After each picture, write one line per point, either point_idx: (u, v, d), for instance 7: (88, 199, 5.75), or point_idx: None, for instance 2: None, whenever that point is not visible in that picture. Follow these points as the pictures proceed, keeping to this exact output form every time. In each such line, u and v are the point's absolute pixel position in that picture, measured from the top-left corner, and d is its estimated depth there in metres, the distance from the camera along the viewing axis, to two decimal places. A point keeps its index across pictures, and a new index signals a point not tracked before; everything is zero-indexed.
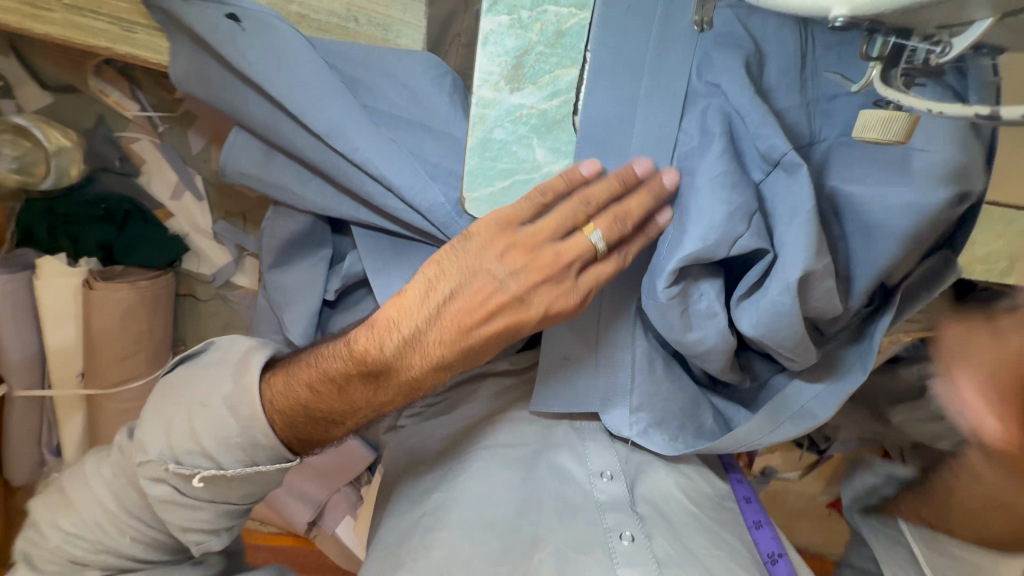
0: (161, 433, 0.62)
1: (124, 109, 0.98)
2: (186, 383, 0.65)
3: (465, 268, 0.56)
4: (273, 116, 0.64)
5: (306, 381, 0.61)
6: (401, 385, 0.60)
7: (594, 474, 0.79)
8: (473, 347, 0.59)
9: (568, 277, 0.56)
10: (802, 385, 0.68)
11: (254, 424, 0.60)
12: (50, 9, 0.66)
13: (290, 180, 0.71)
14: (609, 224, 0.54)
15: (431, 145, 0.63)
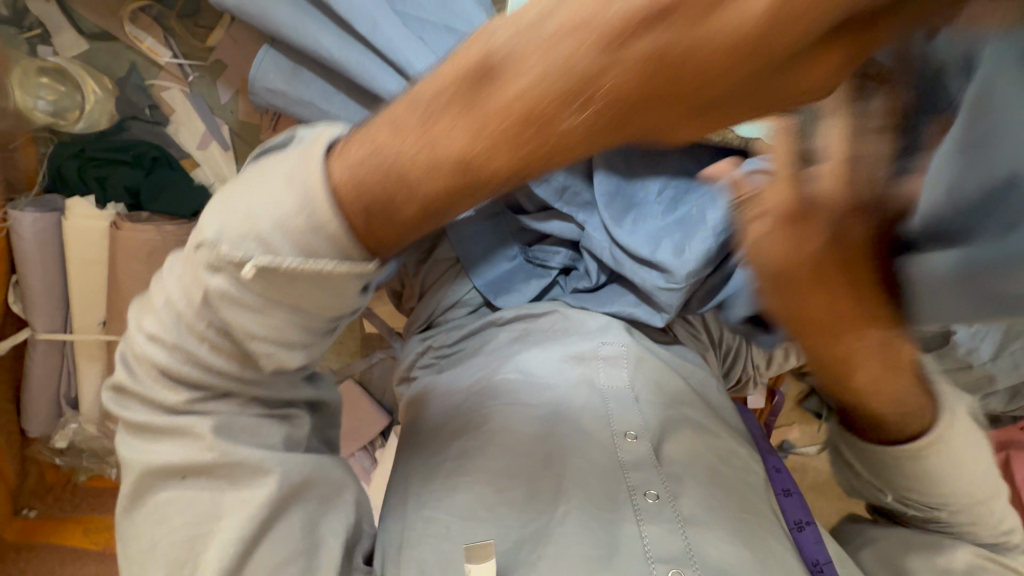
0: (220, 208, 0.46)
1: (157, 56, 1.00)
2: (239, 174, 0.49)
3: None
4: (301, 14, 0.66)
5: (390, 120, 0.42)
6: (500, 120, 0.36)
7: (620, 433, 0.74)
8: (624, 51, 0.32)
9: None
10: None
11: (311, 205, 0.43)
12: None
13: (315, 96, 0.72)
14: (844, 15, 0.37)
15: (454, 47, 0.66)
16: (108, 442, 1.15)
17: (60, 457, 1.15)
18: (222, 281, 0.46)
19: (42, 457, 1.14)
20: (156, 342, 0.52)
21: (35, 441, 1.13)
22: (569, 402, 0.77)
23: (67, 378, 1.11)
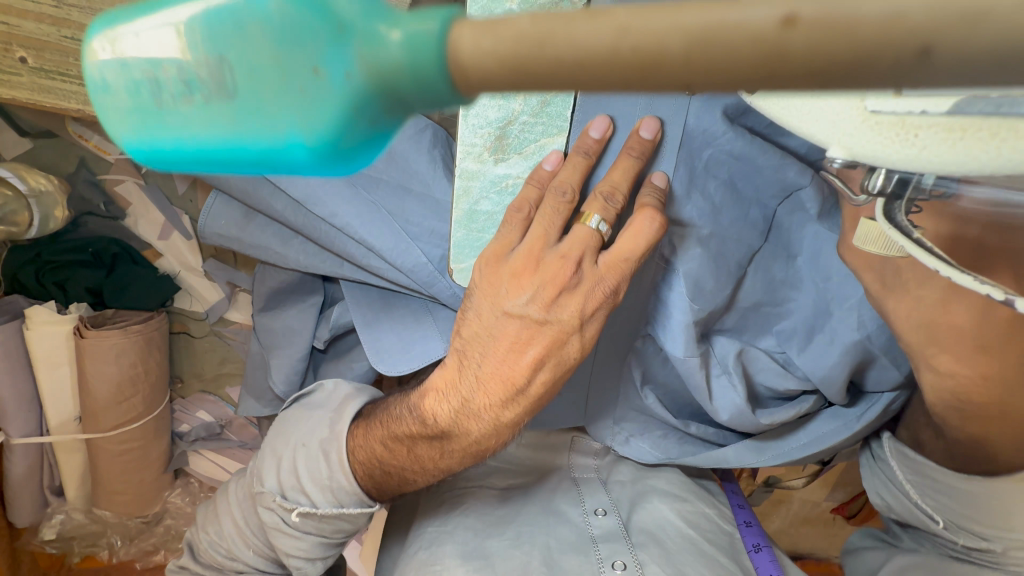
0: (272, 467, 0.64)
1: (106, 153, 0.97)
2: (276, 430, 0.68)
3: (484, 323, 0.54)
4: (251, 180, 0.64)
5: (378, 434, 0.62)
6: (464, 455, 0.59)
7: (590, 511, 0.77)
8: (527, 398, 0.55)
9: (584, 274, 0.51)
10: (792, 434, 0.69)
11: (336, 472, 0.62)
12: (16, 73, 0.63)
13: (272, 240, 0.71)
14: (606, 208, 0.50)
15: (413, 208, 0.64)
16: (98, 524, 1.18)
17: (51, 544, 1.17)
18: (273, 521, 0.63)
19: (33, 545, 1.15)
20: (218, 541, 0.69)
21: (22, 533, 1.14)
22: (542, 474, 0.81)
23: (50, 470, 1.11)
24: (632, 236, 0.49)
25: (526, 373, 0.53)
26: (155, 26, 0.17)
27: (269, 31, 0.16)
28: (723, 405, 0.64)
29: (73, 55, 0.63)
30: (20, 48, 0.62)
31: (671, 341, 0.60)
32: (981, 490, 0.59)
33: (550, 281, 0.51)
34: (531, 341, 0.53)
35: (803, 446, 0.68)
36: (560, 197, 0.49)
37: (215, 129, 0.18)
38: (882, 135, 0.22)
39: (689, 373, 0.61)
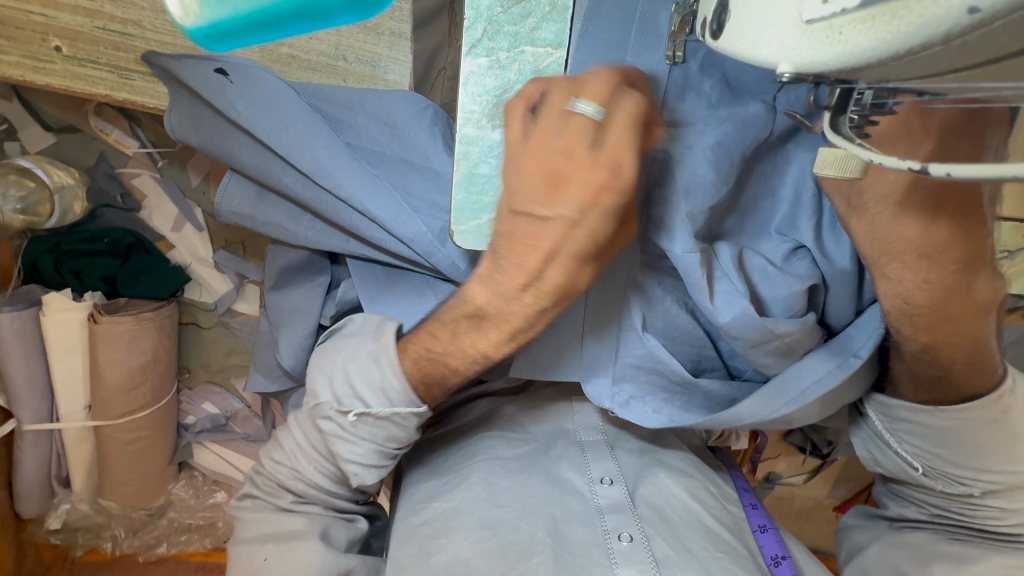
0: (325, 381, 0.68)
1: (125, 147, 1.02)
2: (321, 356, 0.71)
3: (473, 211, 0.56)
4: (263, 156, 0.68)
5: (391, 333, 0.66)
6: (469, 336, 0.61)
7: (595, 480, 0.77)
8: (519, 276, 0.54)
9: (554, 152, 0.50)
10: (801, 367, 0.62)
11: (387, 373, 0.65)
12: (51, 61, 0.68)
13: (282, 217, 0.75)
14: (598, 89, 0.49)
15: (414, 180, 0.68)
16: (103, 516, 1.19)
17: (57, 535, 1.18)
18: (333, 428, 0.66)
19: (38, 537, 1.16)
20: (282, 462, 0.71)
21: (27, 524, 1.15)
22: (547, 448, 0.81)
23: (57, 460, 1.13)
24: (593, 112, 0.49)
25: (512, 251, 0.54)
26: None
27: None
28: (727, 308, 0.58)
29: (104, 44, 0.69)
30: (55, 38, 0.67)
31: (671, 238, 0.57)
32: (960, 430, 0.62)
33: (548, 174, 0.50)
34: (543, 237, 0.52)
35: (822, 377, 0.61)
36: (540, 90, 0.51)
37: None
38: (815, 40, 0.26)
39: (690, 273, 0.57)
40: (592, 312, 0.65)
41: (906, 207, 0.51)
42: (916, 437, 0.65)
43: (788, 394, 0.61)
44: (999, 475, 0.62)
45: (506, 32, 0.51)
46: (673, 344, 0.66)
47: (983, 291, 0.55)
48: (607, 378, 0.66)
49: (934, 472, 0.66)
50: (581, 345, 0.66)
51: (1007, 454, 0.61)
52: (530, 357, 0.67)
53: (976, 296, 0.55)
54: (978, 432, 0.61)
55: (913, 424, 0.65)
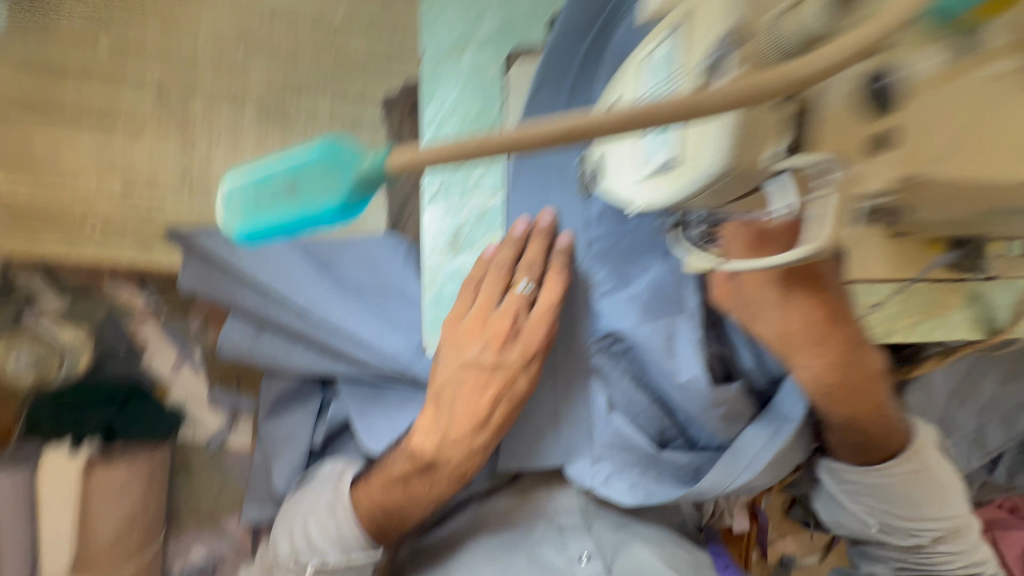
0: (286, 534, 0.73)
1: (133, 303, 1.13)
2: (287, 511, 0.76)
3: (449, 372, 0.65)
4: (264, 301, 0.80)
5: (377, 483, 0.70)
6: (451, 481, 0.68)
7: (573, 557, 0.79)
8: (493, 426, 0.65)
9: (520, 328, 0.64)
10: (751, 433, 0.68)
11: (343, 526, 0.71)
12: (85, 241, 0.82)
13: (278, 348, 0.84)
14: (530, 272, 0.64)
15: (394, 305, 0.80)
16: None
17: None
18: None
19: None
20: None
21: None
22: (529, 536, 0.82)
23: None
24: (549, 292, 0.64)
25: (487, 406, 0.65)
26: (242, 172, 0.31)
27: (322, 157, 0.29)
28: (686, 368, 0.66)
29: (131, 223, 0.83)
30: (92, 223, 0.82)
31: (618, 319, 0.68)
32: (895, 484, 0.65)
33: (491, 334, 0.64)
34: (486, 383, 0.64)
35: (774, 439, 0.66)
36: (499, 271, 0.65)
37: (289, 209, 0.30)
38: (644, 189, 0.40)
39: (647, 341, 0.66)
40: (563, 398, 0.72)
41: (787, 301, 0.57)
42: (864, 492, 0.67)
43: (740, 461, 0.67)
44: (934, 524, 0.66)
45: (456, 187, 0.67)
46: (639, 420, 0.72)
47: (869, 362, 0.61)
48: (587, 458, 0.72)
49: (888, 527, 0.68)
50: (557, 431, 0.73)
51: (932, 495, 0.65)
52: (513, 448, 0.75)
53: (866, 368, 0.61)
54: (911, 489, 0.65)
55: (860, 483, 0.67)
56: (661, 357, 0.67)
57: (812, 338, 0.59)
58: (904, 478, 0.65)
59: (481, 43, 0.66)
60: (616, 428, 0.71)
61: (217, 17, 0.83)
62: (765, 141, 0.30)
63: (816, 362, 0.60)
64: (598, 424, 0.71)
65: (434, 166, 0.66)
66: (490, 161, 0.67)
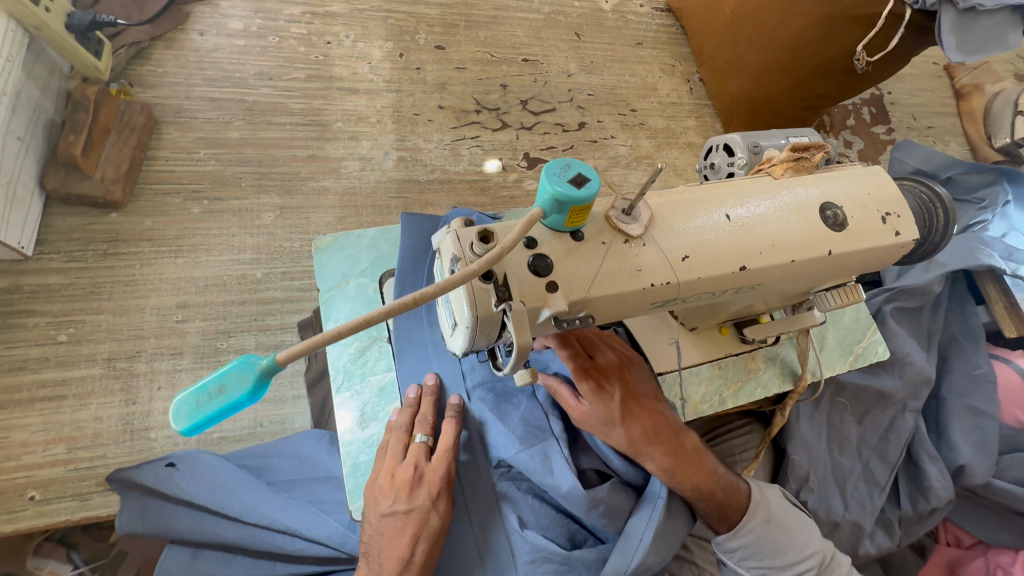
0: None
1: (58, 574, 1.10)
2: None
3: (372, 526, 0.76)
4: (201, 518, 0.88)
5: None
6: None
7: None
8: (416, 566, 0.74)
9: (424, 473, 0.78)
10: (636, 519, 0.80)
11: None
12: (23, 509, 0.89)
13: (214, 565, 0.89)
14: (424, 426, 0.82)
15: (323, 490, 0.92)
16: None
17: None
18: None
19: None
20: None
21: None
22: None
23: None
24: (443, 437, 0.81)
25: (409, 548, 0.74)
26: (184, 392, 0.49)
27: (235, 369, 0.49)
28: (565, 477, 0.80)
29: (71, 480, 0.92)
30: (32, 489, 0.91)
31: (503, 449, 0.83)
32: (761, 540, 0.82)
33: (401, 482, 0.76)
34: (404, 526, 0.75)
35: (654, 516, 0.79)
36: (399, 432, 0.81)
37: (219, 405, 0.49)
38: (453, 340, 0.61)
39: (528, 465, 0.81)
40: (480, 529, 0.82)
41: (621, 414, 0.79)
42: (748, 555, 0.83)
43: (632, 543, 0.78)
44: (804, 563, 0.82)
45: (357, 374, 0.88)
46: (549, 531, 0.84)
47: (689, 441, 0.83)
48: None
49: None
50: (481, 562, 0.81)
51: (791, 538, 0.83)
52: None
53: (689, 446, 0.82)
54: (772, 538, 0.82)
55: (741, 550, 0.83)
56: (545, 473, 0.80)
57: (648, 436, 0.80)
58: (763, 532, 0.82)
59: (360, 273, 0.93)
60: (530, 544, 0.81)
61: (159, 295, 1.07)
62: (487, 302, 0.55)
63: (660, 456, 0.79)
64: (515, 545, 0.81)
65: (337, 364, 0.87)
66: (380, 349, 0.90)
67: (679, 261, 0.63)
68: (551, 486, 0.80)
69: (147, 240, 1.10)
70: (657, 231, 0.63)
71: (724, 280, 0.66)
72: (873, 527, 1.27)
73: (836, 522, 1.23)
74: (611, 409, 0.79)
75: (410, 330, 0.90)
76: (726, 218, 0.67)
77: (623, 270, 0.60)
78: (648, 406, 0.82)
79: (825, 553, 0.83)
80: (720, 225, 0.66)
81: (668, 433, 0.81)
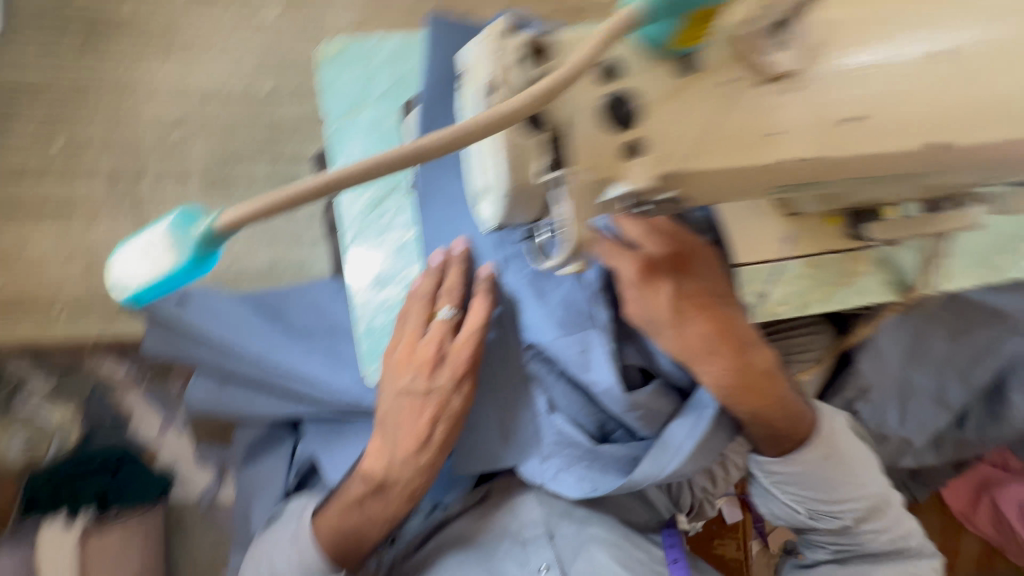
0: (254, 570, 0.79)
1: (114, 375, 1.19)
2: (254, 551, 0.82)
3: (389, 397, 0.72)
4: (222, 354, 0.87)
5: (334, 512, 0.75)
6: (402, 498, 0.74)
7: (534, 571, 0.80)
8: (433, 441, 0.72)
9: (446, 351, 0.70)
10: (675, 427, 0.71)
11: (306, 555, 0.76)
12: (56, 322, 0.90)
13: (242, 397, 0.91)
14: (451, 298, 0.71)
15: (341, 343, 0.86)
16: None
17: None
18: None
19: None
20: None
21: None
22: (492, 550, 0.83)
23: None
24: (472, 315, 0.70)
25: (425, 425, 0.71)
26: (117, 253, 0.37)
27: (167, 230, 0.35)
28: (603, 374, 0.70)
29: (96, 300, 0.91)
30: (60, 305, 0.90)
31: (540, 334, 0.72)
32: (811, 472, 0.68)
33: (422, 359, 0.70)
34: (422, 402, 0.71)
35: (694, 433, 0.69)
36: (421, 300, 0.71)
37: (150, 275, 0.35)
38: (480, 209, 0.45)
39: (565, 353, 0.71)
40: (506, 408, 0.77)
41: (678, 319, 0.63)
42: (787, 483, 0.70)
43: (668, 451, 0.70)
44: (852, 504, 0.69)
45: (373, 228, 0.75)
46: (578, 417, 0.78)
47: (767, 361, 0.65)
48: (536, 457, 0.77)
49: (815, 513, 0.70)
50: (503, 438, 0.77)
51: (849, 476, 0.68)
52: (467, 456, 0.79)
53: (762, 366, 0.65)
54: (824, 471, 0.68)
55: (781, 476, 0.69)
56: (578, 360, 0.71)
57: (708, 348, 0.64)
58: (815, 463, 0.67)
59: (376, 98, 0.73)
60: (554, 431, 0.76)
61: (154, 107, 0.92)
62: (531, 157, 0.37)
63: (718, 372, 0.64)
64: (540, 428, 0.76)
65: (349, 216, 0.75)
66: (400, 201, 0.75)
67: (838, 124, 0.39)
68: (587, 380, 0.71)
69: (130, 32, 0.90)
70: (823, 69, 0.38)
71: (907, 161, 0.42)
72: (922, 444, 1.19)
73: (884, 435, 1.15)
74: (665, 312, 0.63)
75: (435, 180, 0.72)
76: (941, 48, 0.39)
77: (743, 132, 0.38)
78: (716, 308, 0.64)
79: (880, 496, 0.70)
80: (927, 60, 0.39)
81: (738, 348, 0.64)
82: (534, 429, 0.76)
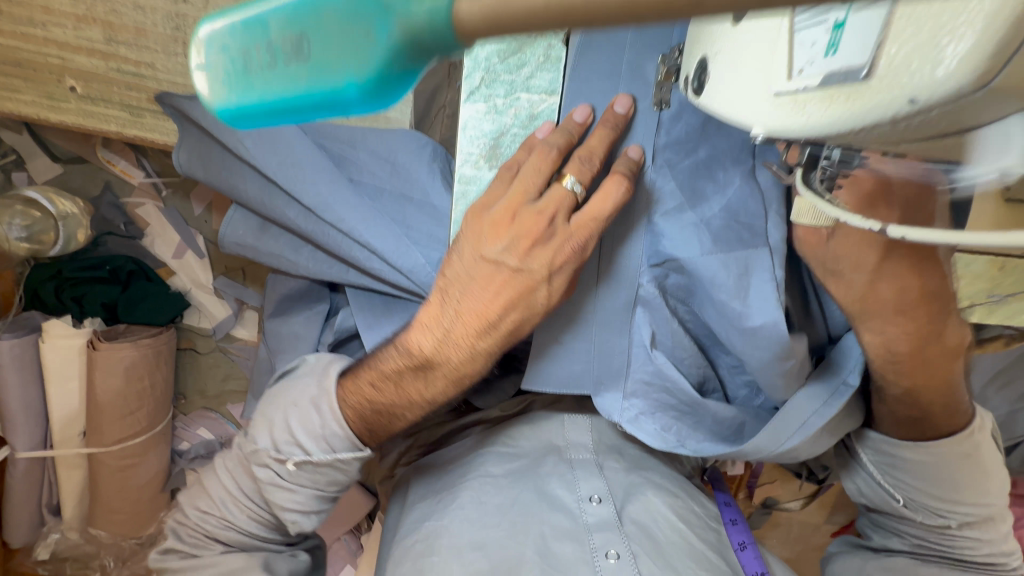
0: (265, 428, 0.68)
1: (131, 177, 1.04)
2: (266, 403, 0.71)
3: (464, 263, 0.58)
4: (269, 192, 0.71)
5: (367, 378, 0.66)
6: (447, 383, 0.63)
7: (584, 499, 0.69)
8: (501, 331, 0.60)
9: (557, 230, 0.56)
10: (801, 401, 0.61)
11: (328, 420, 0.65)
12: (65, 100, 0.72)
13: (284, 248, 0.77)
14: (581, 169, 0.55)
15: (416, 216, 0.70)
16: (94, 545, 1.09)
17: (43, 566, 1.08)
18: (268, 476, 0.67)
19: (25, 570, 1.07)
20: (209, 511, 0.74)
21: (15, 555, 1.06)
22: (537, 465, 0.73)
23: (49, 487, 1.05)
24: (601, 200, 0.54)
25: (499, 309, 0.58)
26: (229, 20, 0.21)
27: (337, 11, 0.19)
28: (760, 313, 0.57)
29: (116, 84, 0.71)
30: (70, 79, 0.71)
31: (684, 249, 0.59)
32: (937, 464, 0.64)
33: (522, 233, 0.55)
34: (506, 282, 0.57)
35: (824, 403, 0.61)
36: (546, 154, 0.54)
37: (290, 84, 0.20)
38: (783, 108, 0.28)
39: (714, 274, 0.58)
40: (602, 326, 0.64)
41: (882, 270, 0.51)
42: (899, 467, 0.67)
43: (790, 428, 0.61)
44: (969, 507, 0.65)
45: (503, 80, 0.54)
46: (682, 364, 0.66)
47: (954, 336, 0.57)
48: (617, 393, 0.66)
49: (916, 504, 0.67)
50: (590, 362, 0.65)
51: (973, 482, 0.64)
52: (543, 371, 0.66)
53: (947, 341, 0.57)
54: (952, 468, 0.64)
55: (895, 457, 0.66)
56: (727, 282, 0.58)
57: (899, 305, 0.53)
58: (946, 457, 0.63)
59: None
60: (652, 364, 0.64)
61: None
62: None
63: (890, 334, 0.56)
64: (640, 358, 0.64)
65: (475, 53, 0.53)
66: (548, 51, 0.54)
67: None
68: (734, 317, 0.59)
69: None
70: None
71: None
72: None
73: None
74: (871, 259, 0.50)
75: (597, 47, 0.56)
76: None
77: None
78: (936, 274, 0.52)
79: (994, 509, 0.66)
80: None
81: (937, 311, 0.54)
82: (632, 362, 0.65)
